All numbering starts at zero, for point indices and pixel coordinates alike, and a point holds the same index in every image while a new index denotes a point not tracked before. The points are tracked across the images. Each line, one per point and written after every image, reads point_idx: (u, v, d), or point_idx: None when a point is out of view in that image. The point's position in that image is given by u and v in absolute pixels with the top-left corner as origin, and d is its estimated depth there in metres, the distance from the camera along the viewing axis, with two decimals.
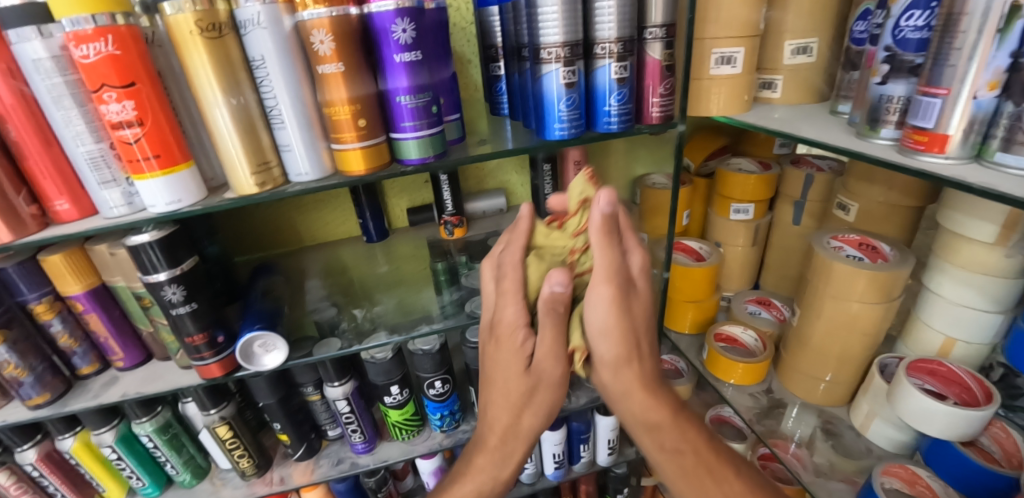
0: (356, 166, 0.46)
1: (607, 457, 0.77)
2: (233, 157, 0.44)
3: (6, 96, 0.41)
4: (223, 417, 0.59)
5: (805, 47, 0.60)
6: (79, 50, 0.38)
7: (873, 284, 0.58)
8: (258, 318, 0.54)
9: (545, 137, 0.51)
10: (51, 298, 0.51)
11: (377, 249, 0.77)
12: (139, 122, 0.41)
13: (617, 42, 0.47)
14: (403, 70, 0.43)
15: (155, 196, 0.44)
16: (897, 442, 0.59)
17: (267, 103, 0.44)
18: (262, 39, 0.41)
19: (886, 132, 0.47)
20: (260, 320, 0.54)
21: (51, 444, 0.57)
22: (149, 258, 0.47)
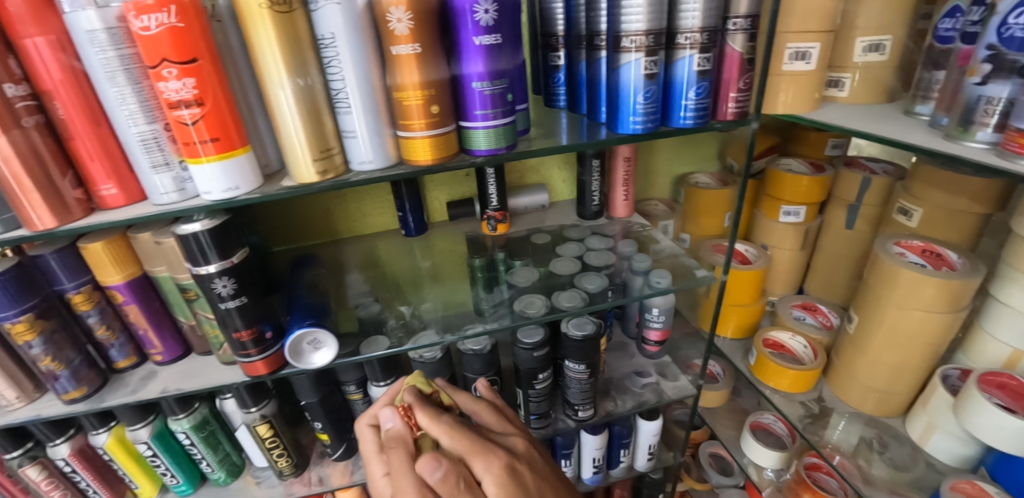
0: (423, 155, 0.43)
1: (645, 462, 0.76)
2: (294, 143, 0.41)
3: (55, 71, 0.39)
4: (264, 415, 0.57)
5: (878, 44, 0.57)
6: (139, 21, 0.35)
7: (942, 293, 0.55)
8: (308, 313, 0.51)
9: (618, 131, 0.49)
10: (90, 288, 0.50)
11: (414, 244, 0.75)
12: (199, 102, 0.38)
13: (701, 32, 0.45)
14: (480, 54, 0.41)
15: (211, 183, 0.41)
16: (960, 455, 0.57)
17: (333, 86, 0.41)
18: (334, 15, 0.38)
19: (981, 135, 0.44)
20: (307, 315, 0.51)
21: (83, 439, 0.56)
22: (199, 248, 0.44)
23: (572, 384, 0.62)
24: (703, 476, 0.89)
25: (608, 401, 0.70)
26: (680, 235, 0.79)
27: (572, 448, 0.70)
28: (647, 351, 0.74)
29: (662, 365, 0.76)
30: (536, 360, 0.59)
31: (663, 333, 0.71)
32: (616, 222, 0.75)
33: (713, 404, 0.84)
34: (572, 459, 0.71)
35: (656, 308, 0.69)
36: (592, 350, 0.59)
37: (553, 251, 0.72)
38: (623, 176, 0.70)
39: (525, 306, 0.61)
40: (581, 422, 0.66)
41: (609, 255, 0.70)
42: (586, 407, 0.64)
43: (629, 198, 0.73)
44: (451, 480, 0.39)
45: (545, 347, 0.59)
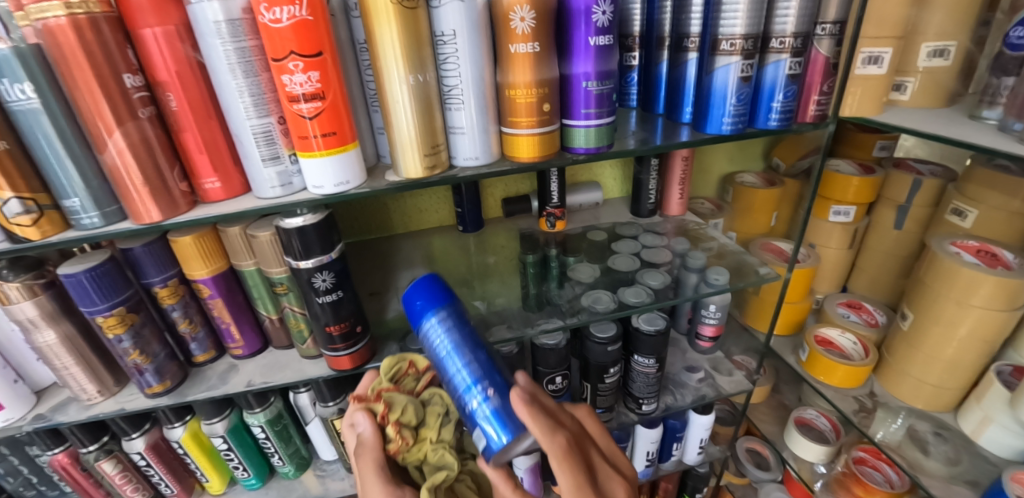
0: (526, 153, 0.44)
1: (695, 456, 0.79)
2: (406, 138, 0.41)
3: (171, 62, 0.38)
4: (340, 409, 0.57)
5: (942, 49, 0.59)
6: (269, 14, 0.35)
7: (1001, 292, 0.57)
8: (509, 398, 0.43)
9: (705, 131, 0.50)
10: (176, 281, 0.49)
11: (471, 239, 0.75)
12: (321, 96, 0.38)
13: (795, 37, 0.46)
14: (593, 54, 0.41)
15: (323, 177, 0.41)
16: (1013, 449, 0.60)
17: (447, 82, 0.41)
18: (457, 12, 0.38)
19: None
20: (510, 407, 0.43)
21: (158, 433, 0.56)
22: (301, 242, 0.44)
23: (638, 378, 0.65)
24: (741, 470, 0.92)
25: (666, 395, 0.73)
26: (728, 233, 0.80)
27: (628, 441, 0.72)
28: (700, 347, 0.76)
29: (715, 360, 0.79)
30: (609, 354, 0.61)
31: (718, 329, 0.72)
32: (669, 220, 0.77)
33: (754, 400, 0.87)
34: (627, 452, 0.74)
35: (713, 305, 0.70)
36: (662, 345, 0.62)
37: (610, 248, 0.73)
38: (680, 175, 0.71)
39: (594, 302, 0.62)
40: (644, 415, 0.69)
41: (665, 253, 0.71)
42: (650, 401, 0.67)
43: (684, 196, 0.74)
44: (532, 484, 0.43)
45: (618, 342, 0.61)
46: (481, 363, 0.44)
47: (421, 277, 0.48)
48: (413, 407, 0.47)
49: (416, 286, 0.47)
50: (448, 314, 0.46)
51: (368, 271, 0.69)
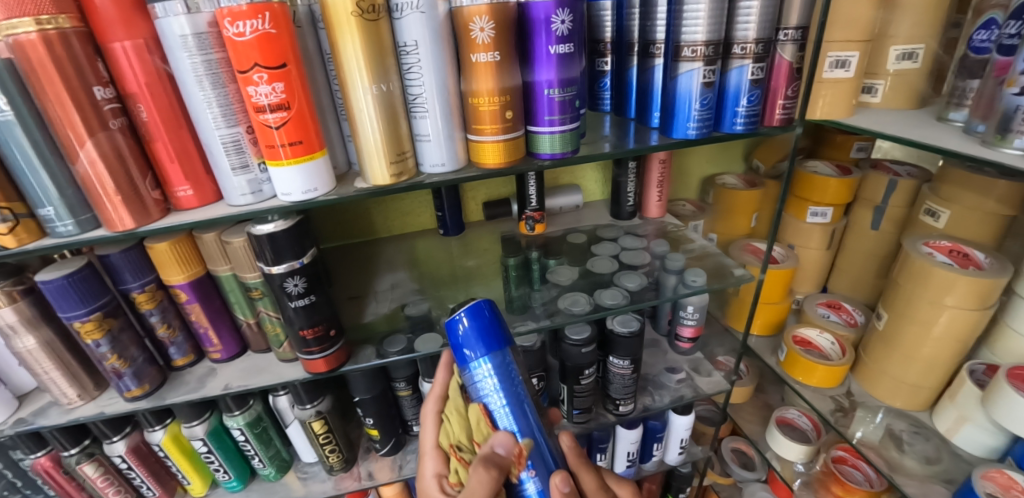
0: (491, 159, 0.45)
1: (676, 456, 0.80)
2: (372, 146, 0.42)
3: (141, 74, 0.39)
4: (318, 412, 0.58)
5: (911, 52, 0.60)
6: (232, 28, 0.36)
7: (973, 291, 0.58)
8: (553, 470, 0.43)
9: (672, 135, 0.51)
10: (154, 287, 0.50)
11: (453, 243, 0.76)
12: (286, 106, 0.39)
13: (756, 43, 0.47)
14: (553, 62, 0.42)
15: (291, 185, 0.42)
16: (986, 447, 0.60)
17: (411, 91, 0.42)
18: (418, 23, 0.39)
19: (1018, 142, 0.46)
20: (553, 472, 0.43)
21: (139, 436, 0.57)
22: (272, 248, 0.45)
23: (616, 379, 0.66)
24: (726, 470, 0.93)
25: (645, 396, 0.73)
26: (709, 235, 0.81)
27: (608, 442, 0.73)
28: (680, 347, 0.77)
29: (695, 361, 0.79)
30: (585, 356, 0.62)
31: (697, 330, 0.73)
32: (650, 223, 0.78)
33: (737, 400, 0.87)
34: (607, 452, 0.75)
35: (690, 307, 0.71)
36: (638, 346, 0.63)
37: (589, 251, 0.73)
38: (657, 177, 0.72)
39: (571, 304, 0.62)
40: (622, 416, 0.70)
41: (643, 255, 0.71)
42: (627, 402, 0.68)
43: (662, 198, 0.74)
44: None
45: (593, 343, 0.62)
46: (531, 431, 0.43)
47: (474, 311, 0.42)
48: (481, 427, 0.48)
49: (473, 325, 0.42)
50: (502, 362, 0.42)
51: (350, 275, 0.70)
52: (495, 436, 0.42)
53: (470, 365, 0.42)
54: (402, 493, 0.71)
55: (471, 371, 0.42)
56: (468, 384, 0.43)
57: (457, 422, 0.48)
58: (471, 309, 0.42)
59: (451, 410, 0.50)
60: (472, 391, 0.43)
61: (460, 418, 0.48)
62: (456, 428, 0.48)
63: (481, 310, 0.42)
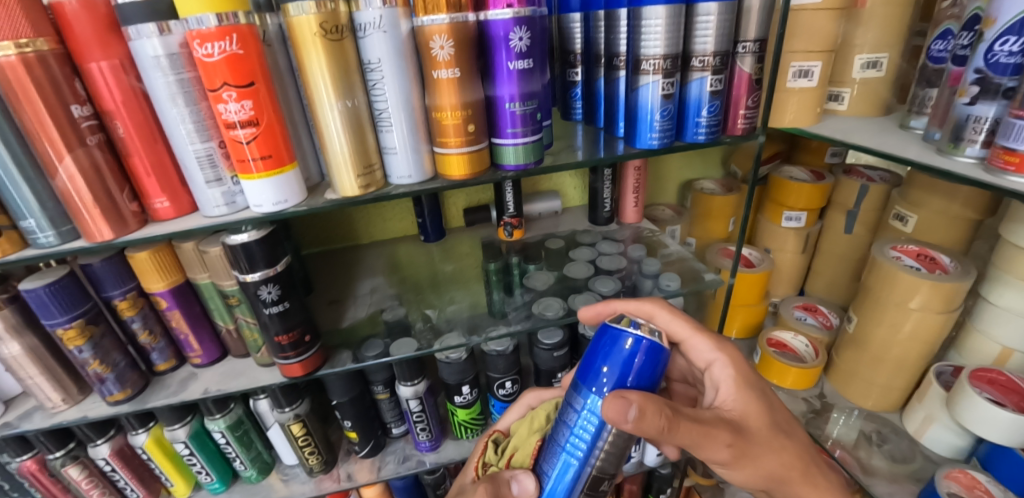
0: (457, 171, 0.46)
1: (655, 458, 0.81)
2: (339, 159, 0.44)
3: (117, 92, 0.41)
4: (297, 415, 0.60)
5: (875, 61, 0.62)
6: (201, 49, 0.38)
7: (937, 295, 0.59)
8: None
9: (636, 145, 0.53)
10: (135, 294, 0.52)
11: (434, 248, 0.78)
12: (255, 122, 0.41)
13: (714, 56, 0.49)
14: (513, 77, 0.44)
15: (262, 197, 0.44)
16: (953, 447, 0.61)
17: (377, 106, 0.44)
18: (381, 42, 0.41)
19: (970, 151, 0.47)
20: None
21: (123, 439, 0.59)
22: (245, 257, 0.46)
23: None
24: (707, 472, 0.94)
25: None
26: (687, 239, 0.82)
27: None
28: None
29: None
30: (557, 359, 0.64)
31: None
32: (627, 228, 0.79)
33: None
34: None
35: None
36: None
37: (567, 255, 0.74)
38: (633, 183, 0.73)
39: (544, 309, 0.64)
40: None
41: (620, 259, 0.72)
42: None
43: (638, 204, 0.76)
44: (651, 411, 0.38)
45: (564, 347, 0.65)
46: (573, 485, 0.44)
47: (642, 355, 0.39)
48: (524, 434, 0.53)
49: (619, 365, 0.40)
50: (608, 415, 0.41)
51: (331, 281, 0.71)
52: (519, 474, 0.47)
53: (590, 389, 0.41)
54: (383, 494, 0.72)
55: (585, 395, 0.41)
56: (573, 399, 0.43)
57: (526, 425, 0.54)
58: (647, 344, 0.39)
59: (535, 416, 0.54)
60: (573, 408, 0.42)
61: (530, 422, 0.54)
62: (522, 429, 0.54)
63: (650, 362, 0.39)
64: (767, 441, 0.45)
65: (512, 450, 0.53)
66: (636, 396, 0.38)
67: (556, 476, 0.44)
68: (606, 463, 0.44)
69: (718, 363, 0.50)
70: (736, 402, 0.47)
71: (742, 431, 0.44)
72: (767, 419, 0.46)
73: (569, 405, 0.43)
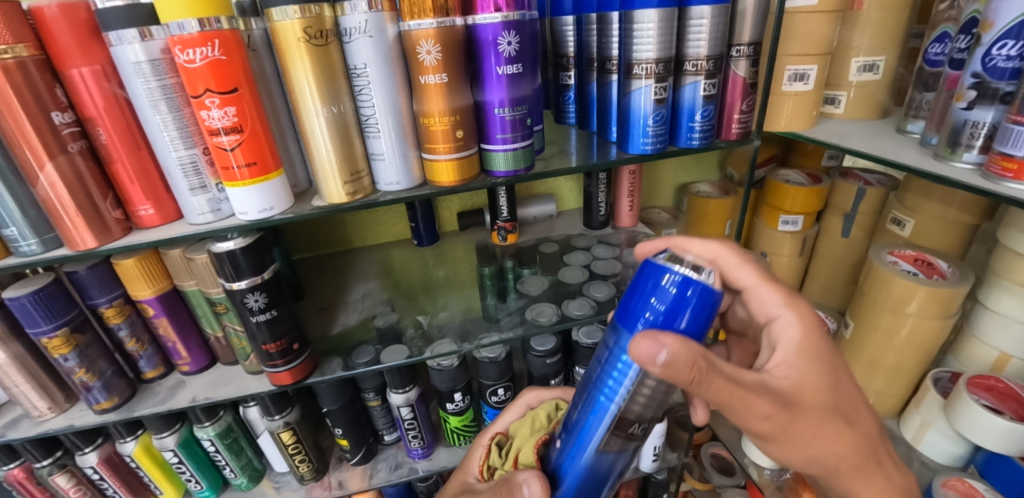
0: (446, 177, 0.46)
1: (651, 463, 0.81)
2: (326, 165, 0.43)
3: (99, 99, 0.40)
4: (287, 422, 0.59)
5: (872, 64, 0.61)
6: (183, 55, 0.37)
7: (934, 301, 0.58)
8: (590, 480, 0.43)
9: (628, 151, 0.52)
10: (122, 301, 0.51)
11: (427, 253, 0.77)
12: (239, 129, 0.40)
13: (708, 60, 0.48)
14: (502, 82, 0.43)
15: (247, 204, 0.43)
16: (949, 455, 0.61)
17: (363, 111, 0.43)
18: (366, 47, 0.40)
19: (968, 156, 0.47)
20: (586, 481, 0.43)
21: (111, 447, 0.59)
22: (232, 265, 0.46)
23: None
24: (703, 476, 0.94)
25: None
26: None
27: None
28: None
29: None
30: (549, 366, 0.64)
31: None
32: (622, 231, 0.78)
33: None
34: None
35: None
36: None
37: (561, 260, 0.73)
38: (628, 187, 0.73)
39: (537, 315, 0.63)
40: None
41: (615, 264, 0.72)
42: None
43: (634, 208, 0.75)
44: (683, 359, 0.32)
45: (557, 354, 0.64)
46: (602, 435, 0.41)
47: (691, 298, 0.34)
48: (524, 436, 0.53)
49: (662, 305, 0.34)
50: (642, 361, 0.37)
51: (323, 286, 0.71)
52: (529, 476, 0.44)
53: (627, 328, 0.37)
54: None
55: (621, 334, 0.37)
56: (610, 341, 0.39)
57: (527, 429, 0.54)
58: (699, 287, 0.33)
59: (536, 420, 0.55)
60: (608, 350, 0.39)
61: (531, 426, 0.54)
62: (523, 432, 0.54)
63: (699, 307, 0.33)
64: (815, 419, 0.37)
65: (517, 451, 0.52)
66: (672, 339, 0.32)
67: (585, 423, 0.41)
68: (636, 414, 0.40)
69: (783, 320, 0.41)
70: (794, 369, 0.37)
71: (790, 404, 0.36)
72: (827, 397, 0.37)
73: (603, 344, 0.40)
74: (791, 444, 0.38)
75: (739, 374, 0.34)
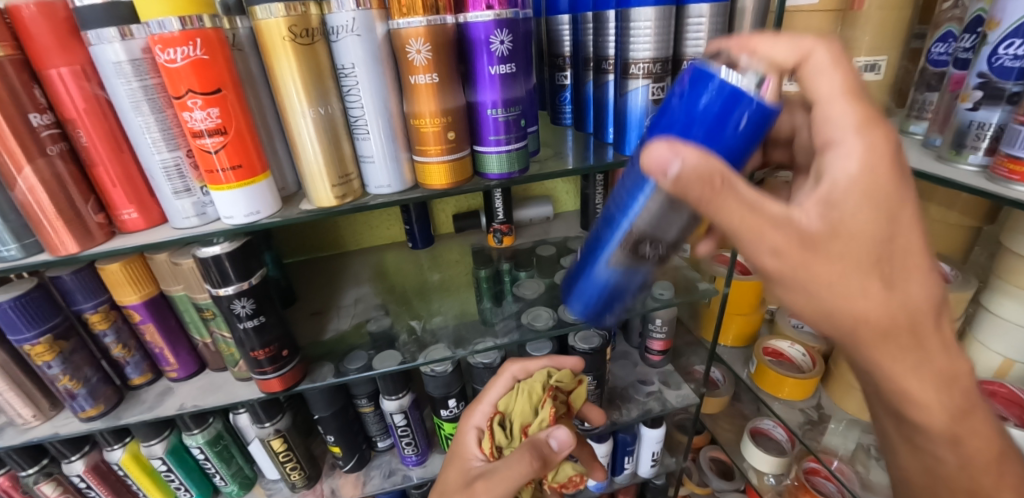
0: (438, 180, 0.45)
1: (649, 468, 0.82)
2: (313, 168, 0.42)
3: (79, 100, 0.39)
4: (277, 430, 0.58)
5: (874, 64, 0.58)
6: (164, 54, 0.36)
7: None
8: (608, 301, 0.44)
9: (626, 152, 0.51)
10: (107, 307, 0.50)
11: (422, 255, 0.76)
12: (223, 131, 0.39)
13: None
14: (495, 82, 0.42)
15: (233, 208, 0.42)
16: None
17: (352, 113, 0.42)
18: (354, 46, 0.39)
19: (974, 158, 0.46)
20: (605, 297, 0.44)
21: (98, 455, 0.58)
22: (218, 270, 0.45)
23: None
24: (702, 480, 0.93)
25: (613, 411, 0.75)
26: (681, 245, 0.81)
27: None
28: (650, 361, 0.79)
29: (665, 374, 0.81)
30: None
31: (666, 343, 0.75)
32: None
33: (711, 410, 0.88)
34: None
35: (659, 320, 0.72)
36: (597, 362, 0.66)
37: (559, 263, 0.72)
38: None
39: (533, 319, 0.62)
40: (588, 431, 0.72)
41: None
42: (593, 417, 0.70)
43: None
44: (699, 173, 0.29)
45: None
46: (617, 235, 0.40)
47: (745, 103, 0.32)
48: (524, 407, 0.49)
49: (699, 99, 0.33)
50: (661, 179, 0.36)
51: (316, 289, 0.70)
52: (553, 429, 0.45)
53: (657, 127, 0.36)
54: None
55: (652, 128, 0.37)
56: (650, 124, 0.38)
57: (523, 397, 0.50)
58: (753, 103, 0.32)
59: (525, 388, 0.51)
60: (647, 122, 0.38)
61: (527, 394, 0.50)
62: (519, 403, 0.50)
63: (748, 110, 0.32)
64: (843, 268, 0.31)
65: (523, 426, 0.48)
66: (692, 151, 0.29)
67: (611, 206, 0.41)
68: (656, 230, 0.38)
69: (843, 144, 0.30)
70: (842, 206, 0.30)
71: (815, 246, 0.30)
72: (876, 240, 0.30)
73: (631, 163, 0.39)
74: (801, 287, 0.33)
75: (767, 203, 0.30)
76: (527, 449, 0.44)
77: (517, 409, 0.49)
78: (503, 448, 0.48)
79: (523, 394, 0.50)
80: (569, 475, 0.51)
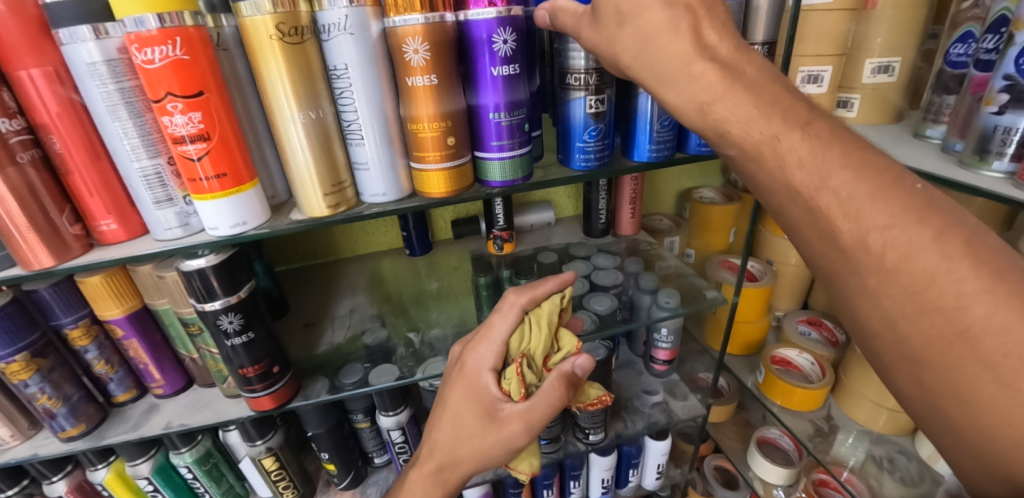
0: (437, 188, 0.42)
1: (653, 480, 0.79)
2: (305, 176, 0.40)
3: (52, 105, 0.36)
4: (270, 448, 0.56)
5: (887, 65, 0.58)
6: (141, 55, 0.33)
7: None
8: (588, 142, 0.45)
9: (633, 158, 0.49)
10: (88, 322, 0.48)
11: (420, 263, 0.73)
12: (205, 136, 0.36)
13: None
14: (497, 84, 0.40)
15: (218, 219, 0.39)
16: None
17: (346, 117, 0.39)
18: (347, 46, 0.36)
19: (998, 165, 0.44)
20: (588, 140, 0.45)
21: (81, 475, 0.55)
22: (205, 284, 0.42)
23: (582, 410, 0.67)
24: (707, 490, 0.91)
25: (617, 422, 0.74)
26: (686, 251, 0.79)
27: (580, 469, 0.75)
28: (654, 370, 0.76)
29: (670, 382, 0.79)
30: None
31: (671, 352, 0.72)
32: (622, 240, 0.75)
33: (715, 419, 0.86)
34: (580, 480, 0.76)
35: (665, 329, 0.70)
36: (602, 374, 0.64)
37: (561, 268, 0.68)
38: (630, 194, 0.70)
39: None
40: (592, 444, 0.71)
41: (617, 274, 0.68)
42: (596, 431, 0.69)
43: (635, 216, 0.72)
44: None
45: None
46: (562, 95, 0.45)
47: None
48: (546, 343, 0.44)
49: None
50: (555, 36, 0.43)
51: (310, 299, 0.67)
52: (577, 358, 0.44)
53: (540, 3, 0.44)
54: None
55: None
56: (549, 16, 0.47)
57: (543, 331, 0.44)
58: None
59: (536, 320, 0.45)
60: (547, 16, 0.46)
61: (548, 328, 0.45)
62: (537, 339, 0.44)
63: None
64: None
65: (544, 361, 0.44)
66: None
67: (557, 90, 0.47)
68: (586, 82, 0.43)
69: None
70: None
71: None
72: None
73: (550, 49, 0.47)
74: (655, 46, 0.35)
75: None
76: (561, 384, 0.42)
77: (536, 345, 0.44)
78: (531, 386, 0.43)
79: (541, 327, 0.44)
80: (596, 395, 0.49)
